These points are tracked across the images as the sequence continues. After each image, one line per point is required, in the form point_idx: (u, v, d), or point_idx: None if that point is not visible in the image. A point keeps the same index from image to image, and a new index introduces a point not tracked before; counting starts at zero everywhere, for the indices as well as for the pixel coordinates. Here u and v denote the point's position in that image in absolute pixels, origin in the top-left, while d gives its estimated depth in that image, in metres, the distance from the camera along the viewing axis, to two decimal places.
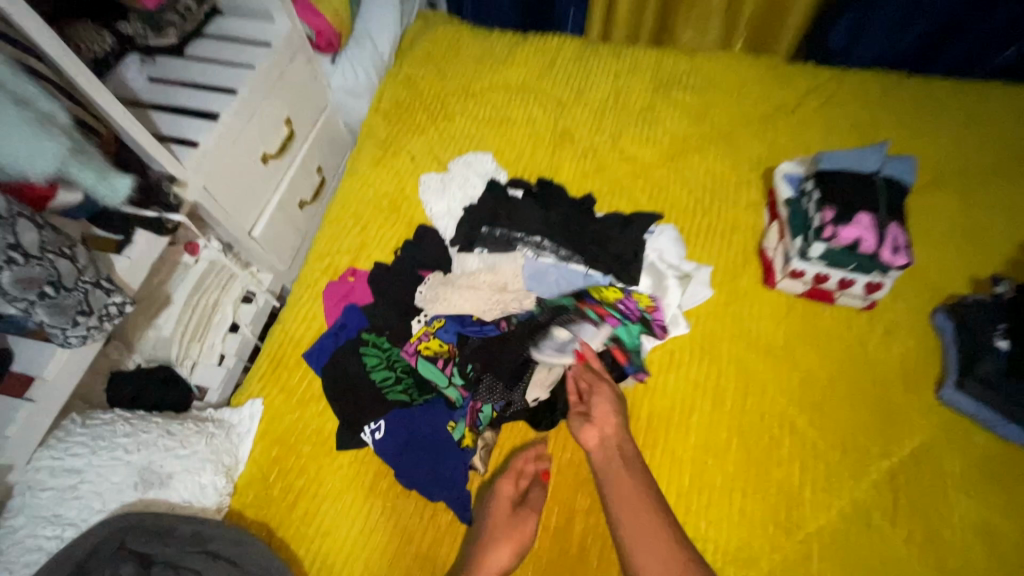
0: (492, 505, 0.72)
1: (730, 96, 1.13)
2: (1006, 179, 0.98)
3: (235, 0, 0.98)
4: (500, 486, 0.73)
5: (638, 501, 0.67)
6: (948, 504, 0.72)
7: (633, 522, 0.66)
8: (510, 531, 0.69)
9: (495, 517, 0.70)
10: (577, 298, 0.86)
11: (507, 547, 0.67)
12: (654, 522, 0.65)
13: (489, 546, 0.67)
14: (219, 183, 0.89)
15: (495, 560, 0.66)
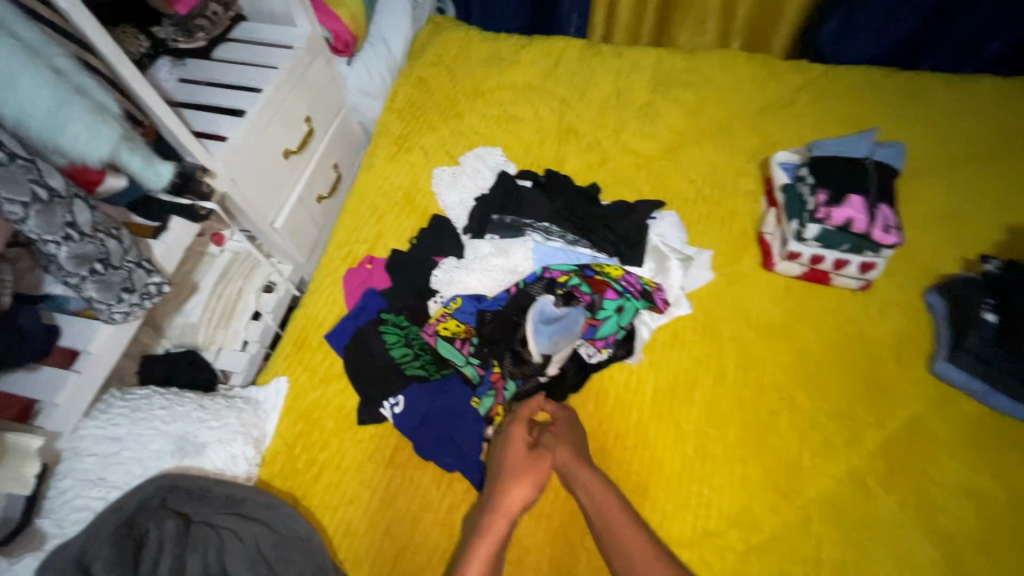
0: (507, 448, 0.75)
1: (727, 92, 1.18)
2: (993, 164, 1.02)
3: (258, 6, 1.04)
4: (513, 431, 0.76)
5: (615, 510, 0.69)
6: (938, 467, 0.76)
7: (608, 531, 0.68)
8: (529, 466, 0.72)
9: (512, 459, 0.73)
10: (580, 272, 0.91)
11: (528, 484, 0.71)
12: (628, 532, 0.67)
13: (510, 483, 0.71)
14: (246, 177, 0.95)
15: (517, 496, 0.70)
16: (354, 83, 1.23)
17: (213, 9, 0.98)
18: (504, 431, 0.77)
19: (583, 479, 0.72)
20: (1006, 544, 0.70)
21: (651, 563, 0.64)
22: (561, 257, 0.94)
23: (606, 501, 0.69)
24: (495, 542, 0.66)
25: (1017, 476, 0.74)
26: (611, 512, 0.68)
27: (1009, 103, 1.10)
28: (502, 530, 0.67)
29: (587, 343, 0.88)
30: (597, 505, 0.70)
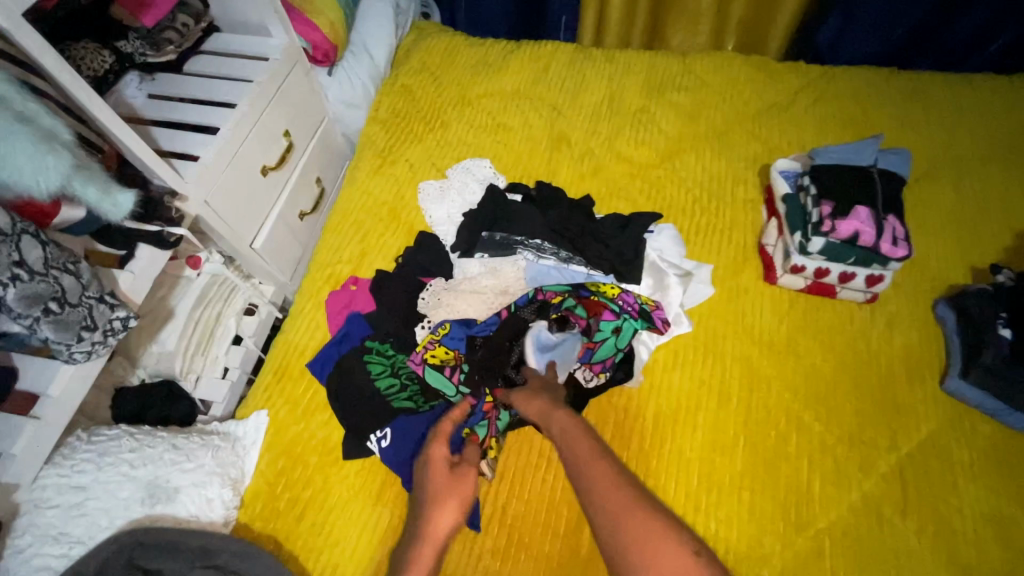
0: (427, 470, 0.68)
1: (723, 96, 1.14)
2: (999, 167, 0.99)
3: (231, 15, 0.99)
4: (432, 451, 0.69)
5: (586, 453, 0.64)
6: (955, 492, 0.72)
7: (573, 458, 0.65)
8: (453, 484, 0.66)
9: (433, 482, 0.66)
10: (574, 292, 0.86)
11: (454, 503, 0.64)
12: (591, 454, 0.64)
13: (433, 508, 0.64)
14: (221, 198, 0.90)
15: (444, 522, 0.63)
16: (336, 94, 1.18)
17: (182, 20, 0.94)
18: (423, 452, 0.70)
19: (550, 415, 0.70)
20: None
21: (610, 483, 0.60)
22: (554, 277, 0.91)
23: (573, 432, 0.67)
24: (423, 572, 0.60)
25: None
26: (575, 440, 0.66)
27: (1013, 103, 1.07)
28: (428, 561, 0.61)
29: (584, 367, 0.84)
30: (565, 439, 0.67)
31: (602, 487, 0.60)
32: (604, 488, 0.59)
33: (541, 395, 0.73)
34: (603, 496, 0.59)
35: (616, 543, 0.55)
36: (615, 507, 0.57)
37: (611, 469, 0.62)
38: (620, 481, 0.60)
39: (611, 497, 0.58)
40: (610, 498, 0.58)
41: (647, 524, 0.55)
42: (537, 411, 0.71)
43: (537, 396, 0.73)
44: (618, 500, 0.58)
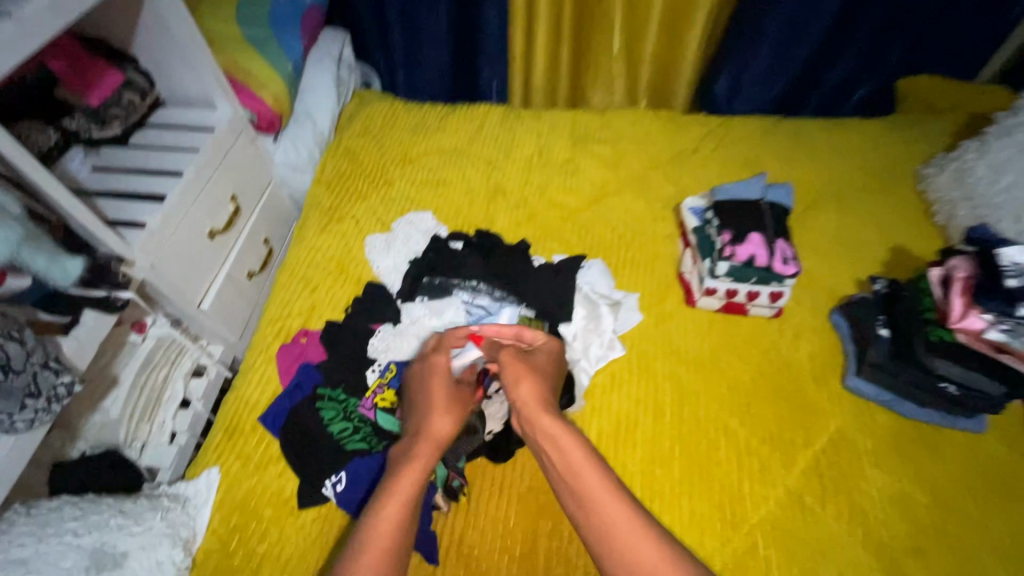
0: (431, 380, 0.76)
1: (638, 145, 1.28)
2: (871, 194, 1.16)
3: (177, 90, 1.05)
4: (436, 361, 0.79)
5: (589, 477, 0.64)
6: (863, 477, 0.81)
7: (575, 489, 0.64)
8: (450, 399, 0.73)
9: (437, 390, 0.74)
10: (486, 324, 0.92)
11: (453, 414, 0.71)
12: (612, 501, 0.62)
13: (434, 412, 0.71)
14: (168, 262, 0.93)
15: (443, 423, 0.70)
16: (281, 158, 1.23)
17: (127, 98, 0.98)
18: (427, 366, 0.78)
19: (561, 438, 0.67)
20: (932, 545, 0.75)
21: (626, 524, 0.60)
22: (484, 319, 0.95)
23: (583, 468, 0.65)
24: (423, 461, 0.64)
25: (930, 477, 0.81)
26: (585, 476, 0.64)
27: (876, 140, 1.27)
28: (427, 455, 0.66)
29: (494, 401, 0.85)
30: (579, 482, 0.64)
31: (608, 516, 0.61)
32: (609, 514, 0.61)
33: (544, 389, 0.74)
34: (626, 549, 0.58)
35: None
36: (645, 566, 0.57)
37: (632, 521, 0.60)
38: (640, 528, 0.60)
39: (621, 531, 0.60)
40: (619, 529, 0.60)
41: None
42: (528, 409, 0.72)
43: (539, 383, 0.74)
44: (631, 537, 0.59)
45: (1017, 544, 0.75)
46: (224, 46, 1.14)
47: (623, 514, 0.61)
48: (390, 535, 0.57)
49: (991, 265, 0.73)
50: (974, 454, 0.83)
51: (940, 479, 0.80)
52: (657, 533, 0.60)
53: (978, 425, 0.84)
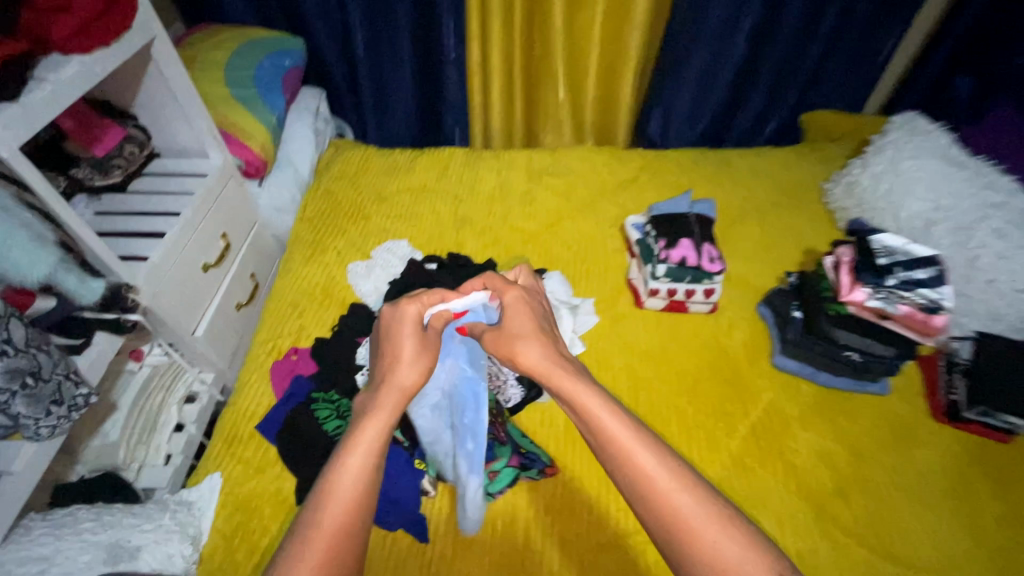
0: (400, 330, 0.75)
1: (586, 177, 1.46)
2: (785, 207, 1.35)
3: (172, 143, 1.18)
4: (405, 310, 0.78)
5: (616, 429, 0.59)
6: (791, 436, 0.94)
7: (601, 444, 0.59)
8: (421, 352, 0.73)
9: (404, 341, 0.74)
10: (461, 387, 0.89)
11: (422, 364, 0.72)
12: (641, 449, 0.57)
13: (404, 363, 0.72)
14: (167, 291, 1.02)
15: (410, 374, 0.70)
16: (266, 201, 1.35)
17: (129, 150, 1.08)
18: (402, 320, 0.76)
19: (577, 394, 0.63)
20: (852, 488, 0.88)
21: (661, 474, 0.55)
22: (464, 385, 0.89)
23: (602, 418, 0.60)
24: (392, 406, 0.65)
25: (847, 433, 0.94)
26: (608, 427, 0.59)
27: (786, 163, 1.48)
28: (395, 401, 0.66)
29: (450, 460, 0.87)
30: (603, 432, 0.59)
31: (641, 468, 0.56)
32: (640, 463, 0.56)
33: (546, 349, 0.72)
34: (664, 500, 0.53)
35: (687, 553, 0.51)
36: (684, 513, 0.53)
37: (666, 469, 0.56)
38: (672, 475, 0.55)
39: (656, 480, 0.55)
40: (652, 478, 0.55)
41: (716, 527, 0.51)
42: (539, 370, 0.69)
43: (540, 343, 0.72)
44: (665, 485, 0.54)
45: (920, 479, 0.89)
46: (214, 104, 1.27)
47: (653, 459, 0.56)
48: (362, 475, 0.56)
49: (865, 248, 0.93)
50: (882, 411, 0.97)
51: (856, 434, 0.94)
52: (689, 478, 0.55)
53: (882, 388, 1.00)
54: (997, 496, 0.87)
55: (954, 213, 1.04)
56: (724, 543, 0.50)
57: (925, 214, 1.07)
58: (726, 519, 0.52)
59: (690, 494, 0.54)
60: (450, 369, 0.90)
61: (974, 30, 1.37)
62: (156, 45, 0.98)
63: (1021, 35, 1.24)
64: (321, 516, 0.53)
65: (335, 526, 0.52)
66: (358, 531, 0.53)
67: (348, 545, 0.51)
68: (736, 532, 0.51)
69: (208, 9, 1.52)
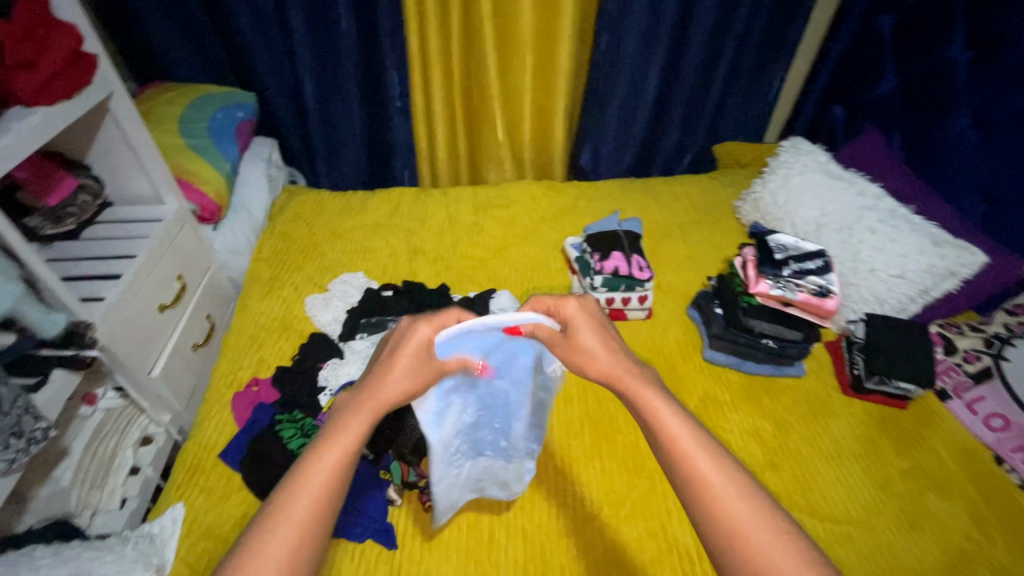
0: (405, 347, 0.67)
1: (528, 207, 1.59)
2: (704, 223, 1.52)
3: (125, 192, 1.22)
4: (418, 329, 0.69)
5: (680, 434, 0.58)
6: (724, 417, 1.04)
7: (661, 446, 0.58)
8: (415, 372, 0.67)
9: (405, 356, 0.67)
10: (482, 412, 0.84)
11: (412, 383, 0.66)
12: (701, 453, 0.57)
13: (395, 377, 0.65)
14: (123, 331, 1.03)
15: (397, 389, 0.64)
16: (221, 244, 1.39)
17: (82, 199, 1.13)
18: (409, 337, 0.68)
19: (641, 397, 0.62)
20: (781, 458, 0.98)
21: (722, 485, 0.54)
22: (484, 407, 0.84)
23: (665, 420, 0.60)
24: (368, 418, 0.60)
25: (772, 412, 1.05)
26: (671, 432, 0.58)
27: (701, 186, 1.67)
28: (372, 412, 0.61)
29: (469, 483, 0.87)
30: (662, 430, 0.59)
31: (705, 473, 0.55)
32: (705, 473, 0.55)
33: (613, 352, 0.68)
34: (726, 515, 0.53)
35: (737, 556, 0.51)
36: (740, 521, 0.52)
37: (725, 474, 0.55)
38: (733, 487, 0.54)
39: (717, 488, 0.54)
40: (712, 484, 0.55)
41: (774, 545, 0.51)
42: (598, 374, 0.66)
43: (608, 346, 0.68)
44: (729, 498, 0.53)
45: (836, 445, 1.00)
46: (169, 153, 1.33)
47: (717, 471, 0.55)
48: (326, 483, 0.55)
49: (764, 247, 1.15)
50: (799, 390, 1.09)
51: (779, 411, 1.05)
52: (749, 485, 0.55)
53: (797, 370, 1.12)
54: (901, 453, 0.99)
55: (836, 217, 1.22)
56: (777, 555, 0.50)
57: (815, 219, 1.25)
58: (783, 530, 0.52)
59: (746, 503, 0.53)
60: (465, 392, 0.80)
61: (840, 69, 1.63)
62: (113, 99, 1.05)
63: (874, 72, 1.50)
64: (282, 517, 0.52)
65: (299, 522, 0.52)
66: (313, 546, 0.52)
67: (305, 547, 0.52)
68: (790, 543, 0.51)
69: (159, 68, 1.60)
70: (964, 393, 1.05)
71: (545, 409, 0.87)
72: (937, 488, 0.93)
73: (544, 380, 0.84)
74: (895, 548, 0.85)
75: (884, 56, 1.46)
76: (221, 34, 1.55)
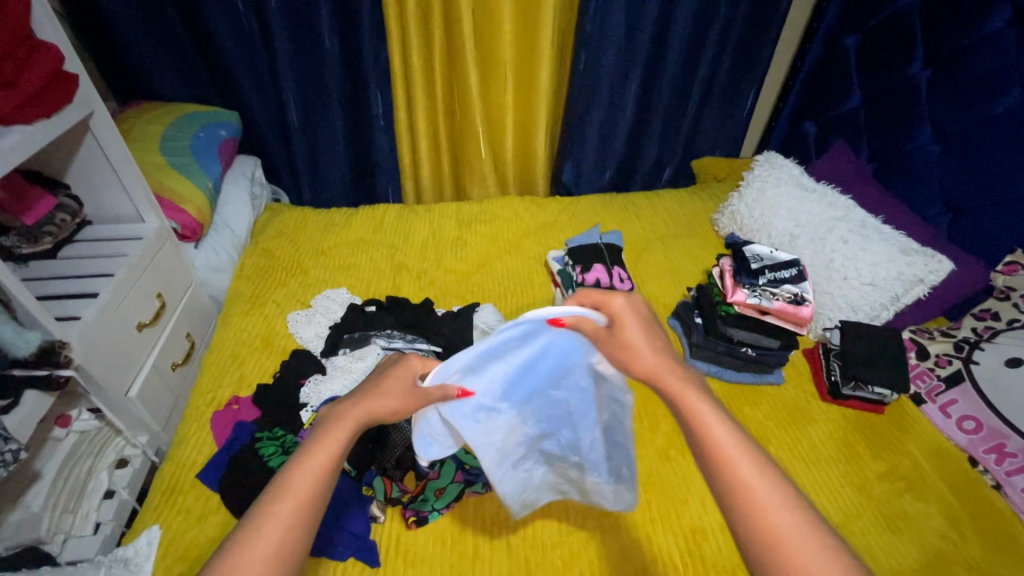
0: (395, 371, 0.70)
1: (510, 222, 1.61)
2: (684, 236, 1.55)
3: (105, 211, 1.21)
4: (409, 359, 0.73)
5: (725, 438, 0.55)
6: None
7: (701, 446, 0.56)
8: (404, 394, 0.67)
9: (394, 378, 0.69)
10: (547, 416, 0.82)
11: (399, 399, 0.66)
12: (745, 461, 0.54)
13: (382, 391, 0.66)
14: (100, 350, 1.02)
15: (385, 403, 0.65)
16: (202, 262, 1.38)
17: (60, 218, 1.11)
18: (400, 367, 0.71)
19: (687, 396, 0.59)
20: None
21: (768, 493, 0.51)
22: (550, 410, 0.82)
23: (709, 421, 0.57)
24: (356, 423, 0.60)
25: (755, 418, 1.06)
26: (716, 436, 0.55)
27: (680, 200, 1.71)
28: (359, 419, 0.61)
29: (548, 486, 0.88)
30: (707, 436, 0.56)
31: (751, 480, 0.52)
32: (750, 480, 0.52)
33: (661, 352, 0.65)
34: (771, 525, 0.49)
35: (779, 571, 0.47)
36: (784, 532, 0.49)
37: (770, 484, 0.52)
38: (782, 498, 0.51)
39: (761, 496, 0.51)
40: (756, 490, 0.52)
41: (821, 559, 0.47)
42: (641, 370, 0.64)
43: (652, 343, 0.66)
44: (774, 507, 0.50)
45: (816, 450, 1.01)
46: (149, 171, 1.33)
47: (765, 483, 0.52)
48: (314, 483, 0.54)
49: (740, 257, 1.18)
50: (780, 397, 1.11)
51: (761, 419, 1.06)
52: (796, 498, 0.51)
53: (777, 377, 1.13)
54: (878, 457, 1.00)
55: (810, 227, 1.26)
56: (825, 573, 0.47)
57: (790, 230, 1.29)
58: (831, 548, 0.48)
59: (793, 516, 0.50)
60: (528, 397, 0.80)
61: (808, 88, 1.70)
62: (94, 118, 1.06)
63: (840, 90, 1.57)
64: (269, 517, 0.51)
65: (287, 521, 0.51)
66: (292, 559, 0.50)
67: (290, 550, 0.50)
68: (838, 561, 0.47)
69: (141, 88, 1.60)
70: (937, 397, 1.07)
71: (621, 422, 0.81)
72: (914, 490, 0.95)
73: (609, 391, 0.80)
74: (876, 550, 0.86)
75: (848, 76, 1.53)
76: (205, 55, 1.57)
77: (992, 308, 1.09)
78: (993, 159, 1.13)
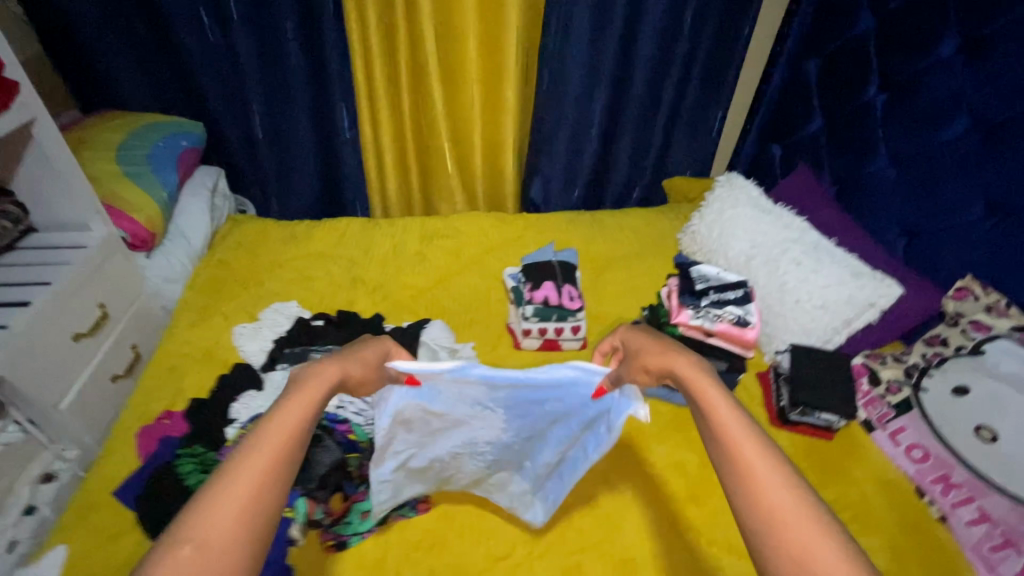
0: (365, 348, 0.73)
1: (474, 236, 1.58)
2: (645, 255, 1.54)
3: (54, 219, 1.18)
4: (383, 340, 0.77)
5: (730, 420, 0.56)
6: (649, 450, 1.02)
7: (708, 427, 0.57)
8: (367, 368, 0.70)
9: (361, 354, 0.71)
10: (523, 436, 0.90)
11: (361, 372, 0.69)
12: (749, 443, 0.54)
13: (349, 363, 0.68)
14: (26, 360, 1.00)
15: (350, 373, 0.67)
16: (154, 272, 1.36)
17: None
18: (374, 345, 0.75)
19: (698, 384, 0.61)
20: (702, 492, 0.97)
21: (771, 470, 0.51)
22: (522, 428, 0.89)
23: (717, 405, 0.58)
24: (329, 386, 0.61)
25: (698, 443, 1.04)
26: (723, 417, 0.56)
27: (647, 218, 1.70)
28: (331, 383, 0.62)
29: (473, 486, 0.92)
30: (712, 420, 0.57)
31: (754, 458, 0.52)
32: (752, 457, 0.52)
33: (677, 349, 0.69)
34: (771, 502, 0.49)
35: (773, 548, 0.47)
36: (781, 511, 0.48)
37: (773, 468, 0.51)
38: (782, 480, 0.51)
39: (764, 473, 0.51)
40: (756, 469, 0.51)
41: (816, 535, 0.47)
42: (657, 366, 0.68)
43: (661, 342, 0.71)
44: (774, 482, 0.50)
45: None
46: (101, 179, 1.32)
47: (766, 464, 0.52)
48: (291, 435, 0.53)
49: (687, 279, 1.17)
50: None
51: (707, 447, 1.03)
52: (793, 482, 0.50)
53: None
54: (824, 485, 0.98)
55: (765, 249, 1.25)
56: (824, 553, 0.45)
57: (745, 251, 1.28)
58: (830, 533, 0.47)
59: (794, 498, 0.49)
60: (516, 416, 0.88)
61: (774, 110, 1.70)
62: (38, 125, 1.05)
63: (804, 112, 1.56)
64: (244, 465, 0.49)
65: (265, 471, 0.49)
66: (264, 509, 0.48)
67: (266, 497, 0.48)
68: (835, 546, 0.46)
69: (105, 95, 1.61)
70: (887, 424, 1.04)
71: (576, 470, 0.87)
72: (856, 521, 0.92)
73: (585, 441, 0.86)
74: None
75: (812, 97, 1.53)
76: (169, 66, 1.57)
77: (941, 333, 1.07)
78: (948, 183, 1.12)
